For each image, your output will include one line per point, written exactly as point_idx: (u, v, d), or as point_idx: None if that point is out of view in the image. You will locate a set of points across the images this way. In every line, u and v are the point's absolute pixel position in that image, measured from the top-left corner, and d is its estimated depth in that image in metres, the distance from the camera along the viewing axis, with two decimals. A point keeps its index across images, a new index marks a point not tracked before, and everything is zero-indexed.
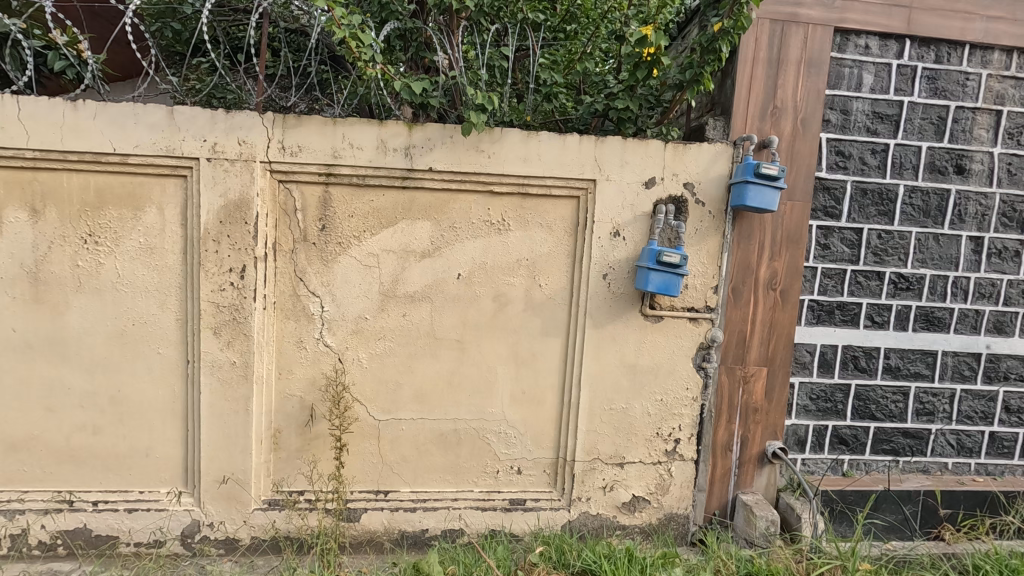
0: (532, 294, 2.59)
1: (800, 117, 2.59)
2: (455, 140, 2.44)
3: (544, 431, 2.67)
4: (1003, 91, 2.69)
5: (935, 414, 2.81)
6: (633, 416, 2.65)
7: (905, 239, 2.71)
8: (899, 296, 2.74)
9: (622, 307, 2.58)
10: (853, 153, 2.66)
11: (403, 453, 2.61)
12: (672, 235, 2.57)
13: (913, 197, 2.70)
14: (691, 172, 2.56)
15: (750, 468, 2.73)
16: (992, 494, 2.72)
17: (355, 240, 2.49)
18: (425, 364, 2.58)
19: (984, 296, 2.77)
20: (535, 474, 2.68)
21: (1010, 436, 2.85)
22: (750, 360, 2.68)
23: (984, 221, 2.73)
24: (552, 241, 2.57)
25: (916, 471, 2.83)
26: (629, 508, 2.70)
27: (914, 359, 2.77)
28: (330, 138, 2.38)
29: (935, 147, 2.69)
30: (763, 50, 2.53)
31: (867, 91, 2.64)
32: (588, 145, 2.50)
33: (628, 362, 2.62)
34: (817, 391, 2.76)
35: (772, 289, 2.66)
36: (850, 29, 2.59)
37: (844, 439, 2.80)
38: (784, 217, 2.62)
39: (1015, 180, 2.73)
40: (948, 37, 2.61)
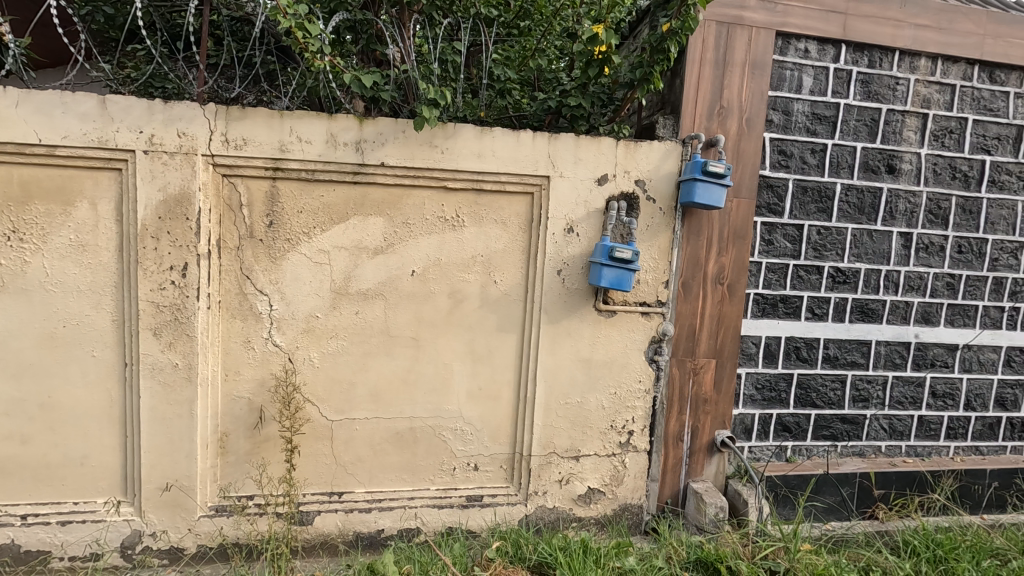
0: (487, 291, 2.58)
1: (745, 117, 2.68)
2: (408, 135, 2.40)
3: (501, 427, 2.68)
4: (929, 95, 2.86)
5: (869, 400, 2.97)
6: (588, 409, 2.69)
7: (842, 235, 2.85)
8: (837, 289, 2.88)
9: (577, 302, 2.61)
10: (794, 153, 2.78)
11: (358, 453, 2.56)
12: (624, 231, 2.62)
13: (849, 195, 2.83)
14: (642, 169, 2.61)
15: (701, 457, 2.82)
16: (920, 474, 2.91)
17: (305, 237, 2.42)
18: (379, 362, 2.54)
19: (913, 288, 2.94)
20: (492, 469, 2.69)
21: (936, 419, 3.04)
22: (699, 352, 2.76)
23: (913, 218, 2.90)
24: (506, 237, 2.57)
25: (853, 455, 2.99)
26: (585, 501, 2.74)
27: (851, 349, 2.92)
28: (277, 131, 2.31)
29: (869, 147, 2.84)
30: (710, 51, 2.61)
31: (807, 93, 2.76)
32: (542, 141, 2.51)
33: (583, 356, 2.66)
34: (762, 381, 2.87)
35: (720, 283, 2.75)
36: (791, 33, 2.69)
37: (787, 426, 2.92)
38: (731, 213, 2.71)
39: (940, 179, 2.91)
40: (881, 43, 2.76)
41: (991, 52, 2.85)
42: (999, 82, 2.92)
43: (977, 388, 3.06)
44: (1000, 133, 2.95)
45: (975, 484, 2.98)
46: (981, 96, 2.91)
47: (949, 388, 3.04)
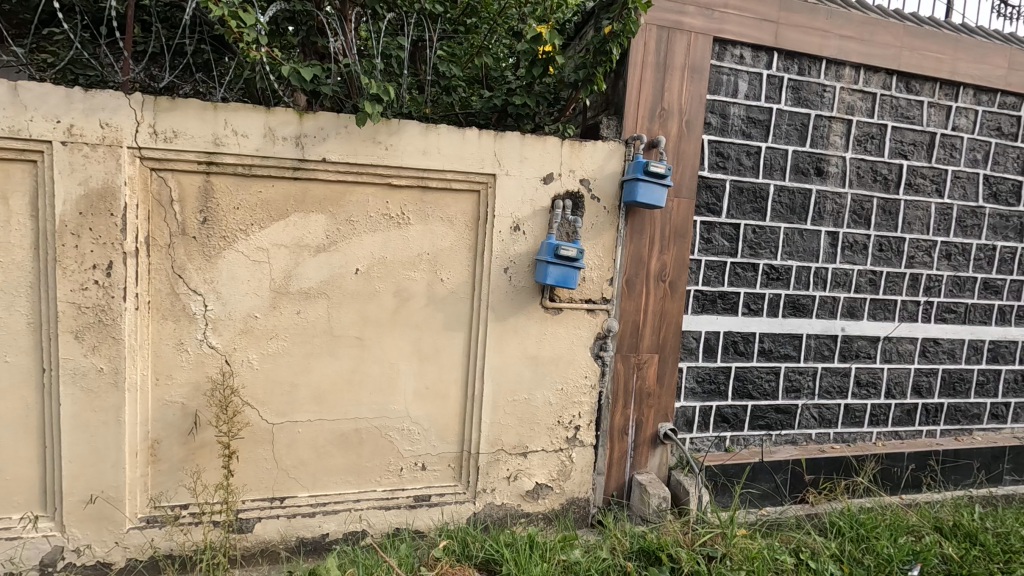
0: (433, 289, 2.57)
1: (685, 119, 2.77)
2: (350, 130, 2.35)
3: (448, 426, 2.66)
4: (853, 103, 3.04)
5: (801, 390, 3.13)
6: (535, 406, 2.72)
7: (776, 234, 2.99)
8: (771, 285, 3.02)
9: (524, 300, 2.63)
10: (731, 154, 2.89)
11: (301, 457, 2.50)
12: (569, 229, 2.66)
13: (782, 196, 2.98)
14: (587, 168, 2.65)
15: (645, 449, 2.90)
16: (846, 459, 3.09)
17: (242, 234, 2.33)
18: (323, 363, 2.48)
19: (840, 284, 3.12)
20: (440, 468, 2.67)
21: (860, 407, 3.24)
22: (643, 347, 2.84)
23: (839, 218, 3.08)
24: (453, 235, 2.56)
25: (786, 443, 3.15)
26: (533, 496, 2.76)
27: (784, 342, 3.07)
28: (210, 124, 2.21)
29: (799, 151, 2.99)
30: (651, 54, 2.68)
31: (742, 97, 2.88)
32: (487, 139, 2.51)
33: (530, 353, 2.68)
34: (702, 374, 2.98)
35: (662, 280, 2.83)
36: (727, 40, 2.80)
37: (726, 417, 3.04)
38: (672, 213, 2.80)
39: (863, 182, 3.10)
40: (809, 52, 2.91)
41: (907, 64, 3.06)
42: (915, 91, 3.13)
43: (897, 376, 3.28)
44: (915, 139, 3.16)
45: (895, 467, 3.19)
46: (899, 104, 3.11)
47: (872, 377, 3.24)
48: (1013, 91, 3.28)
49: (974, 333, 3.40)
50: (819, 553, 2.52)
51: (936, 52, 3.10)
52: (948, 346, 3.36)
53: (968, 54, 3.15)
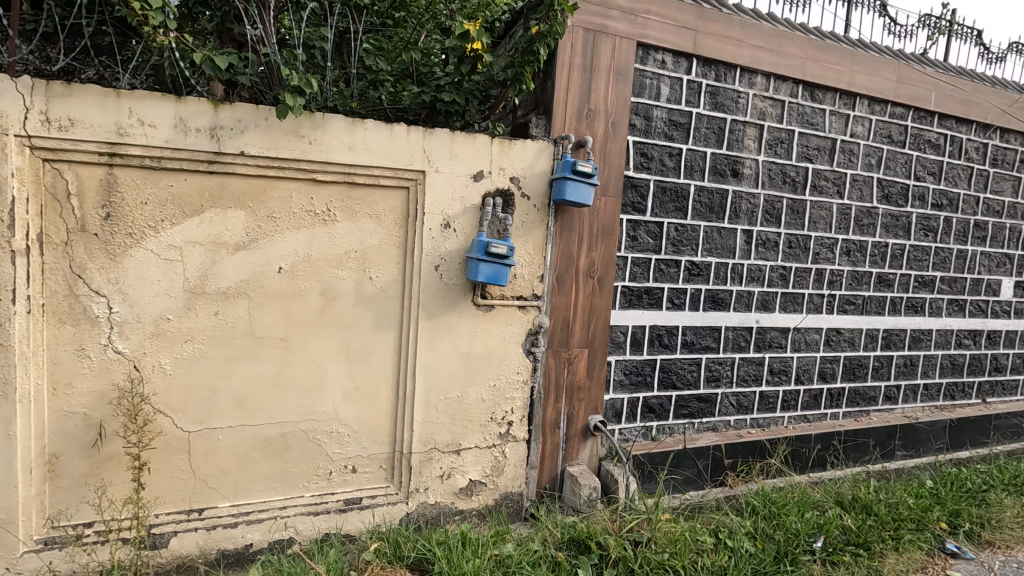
0: (362, 287, 2.51)
1: (610, 120, 2.85)
2: (271, 123, 2.26)
3: (379, 427, 2.62)
4: (765, 109, 3.24)
5: (720, 379, 3.32)
6: (468, 403, 2.72)
7: (696, 231, 3.14)
8: (692, 281, 3.17)
9: (455, 297, 2.63)
10: (654, 156, 3.01)
11: (221, 465, 2.37)
12: (500, 227, 2.67)
13: (702, 196, 3.13)
14: (517, 167, 2.68)
15: (576, 442, 2.97)
16: (761, 443, 3.31)
17: (151, 231, 2.18)
18: (245, 366, 2.37)
19: (754, 279, 3.33)
20: (371, 470, 2.62)
21: (773, 393, 3.48)
22: (573, 342, 2.91)
23: (753, 216, 3.28)
24: (381, 232, 2.51)
25: (707, 430, 3.32)
26: (466, 493, 2.77)
27: (704, 334, 3.24)
28: (113, 112, 2.06)
29: (717, 153, 3.15)
30: (578, 55, 2.74)
31: (664, 101, 3.00)
32: (416, 136, 2.48)
33: (462, 351, 2.68)
34: (629, 367, 3.09)
35: (591, 277, 2.92)
36: (649, 45, 2.91)
37: (652, 407, 3.17)
38: (599, 211, 2.89)
39: (774, 183, 3.31)
40: (725, 59, 3.07)
41: (811, 74, 3.30)
42: (818, 100, 3.39)
43: (805, 364, 3.55)
44: (819, 144, 3.42)
45: (804, 448, 3.44)
46: (804, 111, 3.35)
47: (783, 365, 3.48)
48: (901, 102, 3.61)
49: (870, 323, 3.72)
50: (735, 531, 2.67)
51: (836, 65, 3.36)
52: (848, 335, 3.66)
53: (863, 67, 3.44)
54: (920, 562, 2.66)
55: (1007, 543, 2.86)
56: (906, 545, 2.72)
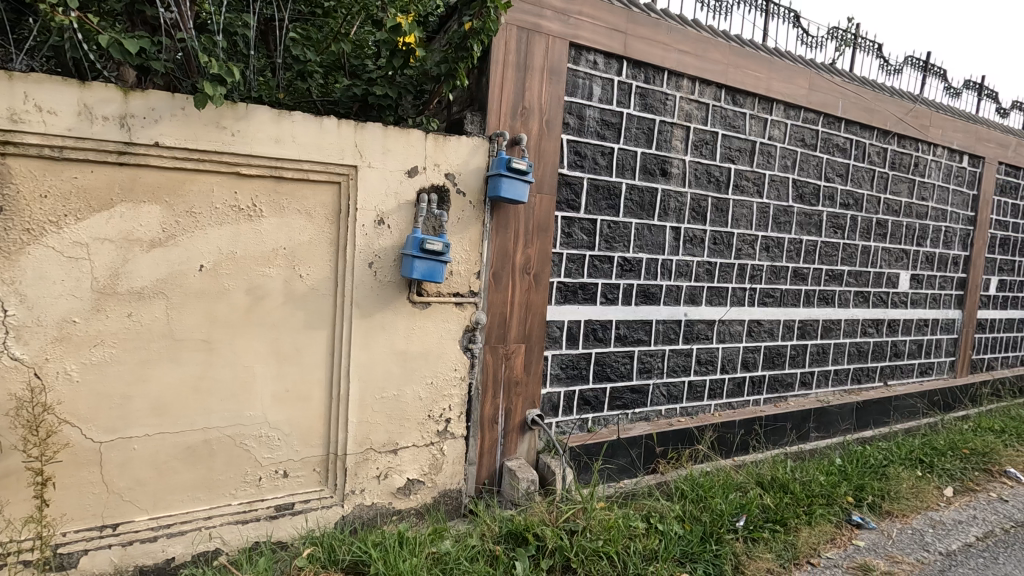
0: (291, 285, 2.42)
1: (544, 118, 2.90)
2: (189, 113, 2.14)
3: (312, 429, 2.53)
4: (691, 111, 3.39)
5: (652, 370, 3.45)
6: (405, 402, 2.69)
7: (628, 228, 3.25)
8: (625, 276, 3.27)
9: (390, 295, 2.59)
10: (587, 154, 3.08)
11: (138, 476, 2.22)
12: (435, 223, 2.65)
13: (633, 194, 3.24)
14: (452, 163, 2.67)
15: (514, 436, 3.01)
16: (690, 430, 3.47)
17: (52, 227, 2.01)
18: (163, 370, 2.23)
19: (682, 274, 3.48)
20: (304, 474, 2.54)
21: (701, 382, 3.66)
22: (510, 338, 2.94)
23: (681, 214, 3.43)
24: (312, 229, 2.43)
25: (640, 420, 3.45)
26: (404, 493, 2.73)
27: (636, 328, 3.36)
28: (6, 96, 1.88)
29: (647, 152, 3.27)
30: (512, 53, 2.76)
31: (596, 101, 3.07)
32: (347, 130, 2.42)
33: (398, 349, 2.64)
34: (565, 361, 3.16)
35: (527, 273, 2.95)
36: (581, 46, 2.98)
37: (588, 400, 3.26)
38: (535, 208, 2.93)
39: (700, 182, 3.47)
40: (653, 62, 3.19)
41: (733, 79, 3.48)
42: (739, 104, 3.58)
43: (729, 354, 3.75)
44: (740, 146, 3.61)
45: (729, 433, 3.64)
46: (727, 114, 3.53)
47: (709, 355, 3.66)
48: (813, 108, 3.87)
49: (787, 314, 3.98)
50: (665, 516, 2.78)
51: (755, 71, 3.56)
52: (767, 326, 3.90)
53: (779, 75, 3.67)
54: (830, 534, 2.88)
55: (904, 512, 3.14)
56: (817, 518, 2.93)
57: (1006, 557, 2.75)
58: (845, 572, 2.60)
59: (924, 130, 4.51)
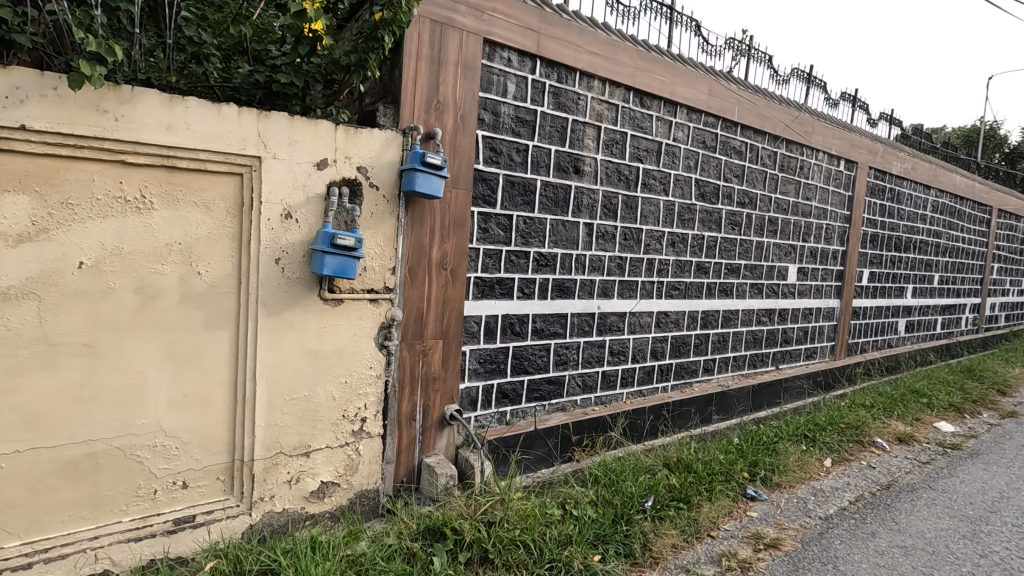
0: (188, 283, 2.26)
1: (459, 114, 2.90)
2: (62, 93, 1.93)
3: (215, 436, 2.38)
4: (602, 112, 3.52)
5: (567, 362, 3.57)
6: (317, 402, 2.59)
7: (543, 224, 3.32)
8: (540, 271, 3.35)
9: (299, 292, 2.48)
10: (502, 150, 3.11)
11: (6, 499, 1.98)
12: (347, 218, 2.57)
13: (547, 191, 3.31)
14: (364, 156, 2.60)
15: (432, 432, 3.00)
16: (604, 419, 3.62)
17: None
18: (36, 379, 1.99)
19: (595, 268, 3.61)
20: (206, 484, 2.38)
21: (614, 371, 3.82)
22: (427, 334, 2.93)
23: (594, 211, 3.55)
24: (210, 222, 2.28)
25: (556, 411, 3.55)
26: (318, 496, 2.64)
27: (552, 321, 3.45)
28: None
29: (560, 150, 3.35)
30: (425, 46, 2.73)
31: (511, 98, 3.11)
32: (249, 118, 2.29)
33: (309, 348, 2.54)
34: (483, 356, 3.19)
35: (443, 269, 2.95)
36: (496, 42, 3.00)
37: (506, 393, 3.31)
38: (450, 203, 2.92)
39: (611, 180, 3.62)
40: (566, 62, 3.28)
41: (640, 82, 3.65)
42: (647, 106, 3.76)
43: (639, 344, 3.95)
44: (648, 146, 3.80)
45: (640, 420, 3.84)
46: (635, 116, 3.70)
47: (621, 346, 3.84)
48: (712, 113, 4.15)
49: (691, 305, 4.25)
50: (580, 501, 2.88)
51: (660, 75, 3.75)
52: (674, 317, 4.14)
53: (682, 80, 3.89)
54: (727, 507, 3.11)
55: (791, 483, 3.46)
56: (717, 494, 3.16)
57: (873, 517, 3.10)
58: (740, 541, 2.83)
59: (808, 136, 4.96)
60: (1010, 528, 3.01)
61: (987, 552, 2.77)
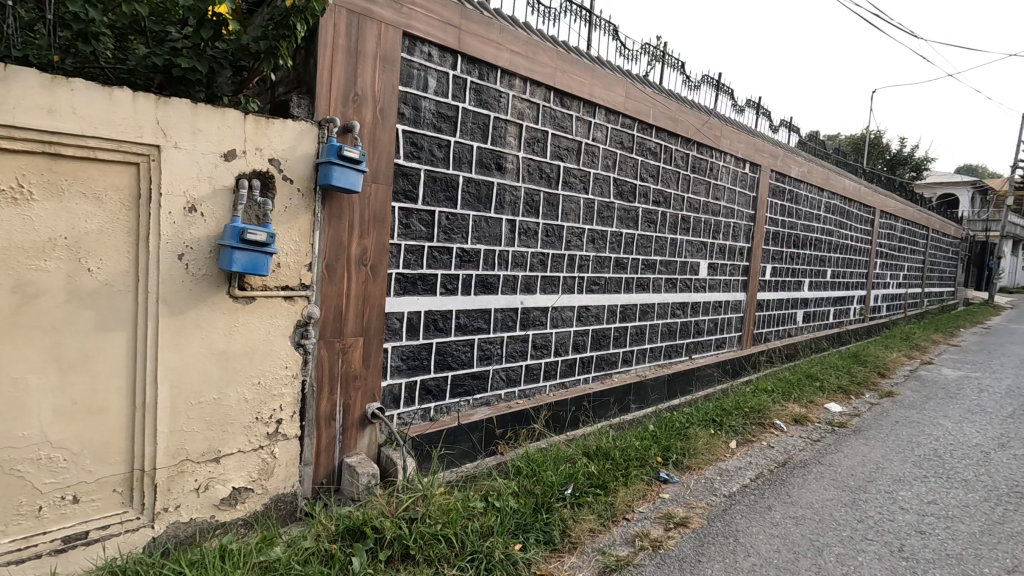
0: (77, 281, 2.07)
1: (378, 107, 2.85)
2: None
3: (110, 445, 2.20)
4: (523, 110, 3.58)
5: (491, 356, 3.61)
6: (227, 405, 2.47)
7: (466, 220, 3.33)
8: (464, 267, 3.36)
9: (205, 289, 2.35)
10: (424, 145, 3.09)
11: None
12: (258, 212, 2.46)
13: (470, 187, 3.33)
14: (276, 148, 2.50)
15: (354, 432, 2.95)
16: (526, 411, 3.70)
17: None
18: None
19: (518, 265, 3.67)
20: (101, 497, 2.20)
21: (537, 365, 3.91)
22: (347, 332, 2.87)
23: (516, 207, 3.61)
24: (102, 215, 2.10)
25: (481, 405, 3.59)
26: (229, 503, 2.52)
27: (476, 316, 3.48)
28: None
29: (482, 147, 3.38)
30: (341, 37, 2.66)
31: (432, 93, 3.10)
32: (145, 104, 2.14)
33: (217, 348, 2.42)
34: (406, 352, 3.17)
35: (363, 265, 2.89)
36: (416, 36, 2.97)
37: (430, 389, 3.30)
38: (370, 198, 2.87)
39: (533, 178, 3.69)
40: (486, 60, 3.30)
41: (560, 83, 3.75)
42: (567, 106, 3.86)
43: (561, 338, 4.06)
44: (568, 145, 3.90)
45: (562, 411, 3.96)
46: (556, 115, 3.79)
47: (544, 340, 3.93)
48: (629, 115, 4.33)
49: (611, 300, 4.42)
50: (502, 493, 2.93)
51: (579, 77, 3.87)
52: (594, 311, 4.29)
53: (600, 82, 4.04)
54: (642, 491, 3.28)
55: (700, 465, 3.70)
56: (632, 479, 3.32)
57: (770, 492, 3.38)
58: (652, 521, 2.99)
59: (716, 140, 5.29)
60: (884, 494, 3.38)
61: (864, 517, 3.09)
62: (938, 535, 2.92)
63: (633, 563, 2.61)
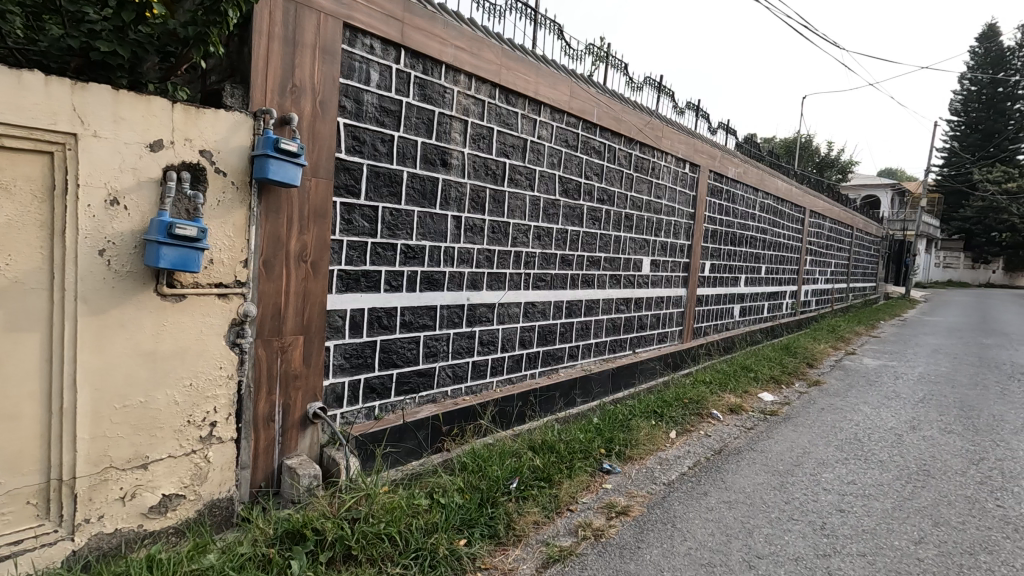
0: None
1: (318, 99, 2.78)
2: None
3: (23, 455, 2.05)
4: (468, 106, 3.57)
5: (437, 353, 3.60)
6: (155, 409, 2.35)
7: (410, 216, 3.30)
8: (409, 264, 3.33)
9: (130, 287, 2.23)
10: (366, 140, 3.04)
11: None
12: (189, 206, 2.35)
13: (414, 183, 3.30)
14: (207, 139, 2.39)
15: (294, 433, 2.88)
16: (473, 407, 3.71)
17: None
18: None
19: (464, 261, 3.67)
20: (13, 510, 2.05)
21: (483, 361, 3.93)
22: (286, 330, 2.79)
23: (461, 204, 3.60)
24: (10, 207, 1.95)
25: (426, 402, 3.57)
26: (158, 511, 2.40)
27: (421, 313, 3.46)
28: None
29: (427, 142, 3.35)
30: (278, 26, 2.58)
31: (374, 86, 3.04)
32: (60, 89, 2.00)
33: (145, 349, 2.29)
34: (349, 350, 3.11)
35: (303, 261, 2.82)
36: (357, 28, 2.91)
37: (374, 387, 3.26)
38: (310, 192, 2.80)
39: (478, 174, 3.69)
40: (430, 55, 3.27)
41: (505, 80, 3.76)
42: (512, 104, 3.89)
43: (508, 333, 4.10)
44: (514, 142, 3.93)
45: (508, 406, 3.99)
46: (501, 112, 3.81)
47: (490, 336, 3.96)
48: (574, 114, 4.40)
49: (556, 296, 4.49)
50: (447, 489, 2.93)
51: (524, 75, 3.90)
52: (541, 307, 4.35)
53: (545, 81, 4.08)
54: (585, 482, 3.36)
55: (641, 455, 3.82)
56: (576, 471, 3.39)
57: (706, 478, 3.54)
58: (595, 512, 3.07)
59: (658, 140, 5.45)
60: (809, 477, 3.60)
61: (791, 498, 3.28)
62: (855, 512, 3.14)
63: (575, 553, 2.66)
